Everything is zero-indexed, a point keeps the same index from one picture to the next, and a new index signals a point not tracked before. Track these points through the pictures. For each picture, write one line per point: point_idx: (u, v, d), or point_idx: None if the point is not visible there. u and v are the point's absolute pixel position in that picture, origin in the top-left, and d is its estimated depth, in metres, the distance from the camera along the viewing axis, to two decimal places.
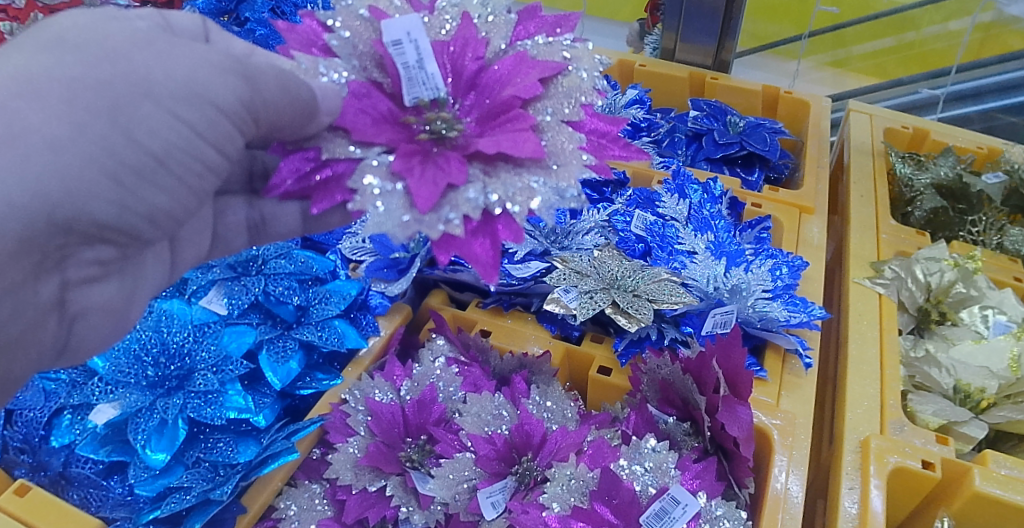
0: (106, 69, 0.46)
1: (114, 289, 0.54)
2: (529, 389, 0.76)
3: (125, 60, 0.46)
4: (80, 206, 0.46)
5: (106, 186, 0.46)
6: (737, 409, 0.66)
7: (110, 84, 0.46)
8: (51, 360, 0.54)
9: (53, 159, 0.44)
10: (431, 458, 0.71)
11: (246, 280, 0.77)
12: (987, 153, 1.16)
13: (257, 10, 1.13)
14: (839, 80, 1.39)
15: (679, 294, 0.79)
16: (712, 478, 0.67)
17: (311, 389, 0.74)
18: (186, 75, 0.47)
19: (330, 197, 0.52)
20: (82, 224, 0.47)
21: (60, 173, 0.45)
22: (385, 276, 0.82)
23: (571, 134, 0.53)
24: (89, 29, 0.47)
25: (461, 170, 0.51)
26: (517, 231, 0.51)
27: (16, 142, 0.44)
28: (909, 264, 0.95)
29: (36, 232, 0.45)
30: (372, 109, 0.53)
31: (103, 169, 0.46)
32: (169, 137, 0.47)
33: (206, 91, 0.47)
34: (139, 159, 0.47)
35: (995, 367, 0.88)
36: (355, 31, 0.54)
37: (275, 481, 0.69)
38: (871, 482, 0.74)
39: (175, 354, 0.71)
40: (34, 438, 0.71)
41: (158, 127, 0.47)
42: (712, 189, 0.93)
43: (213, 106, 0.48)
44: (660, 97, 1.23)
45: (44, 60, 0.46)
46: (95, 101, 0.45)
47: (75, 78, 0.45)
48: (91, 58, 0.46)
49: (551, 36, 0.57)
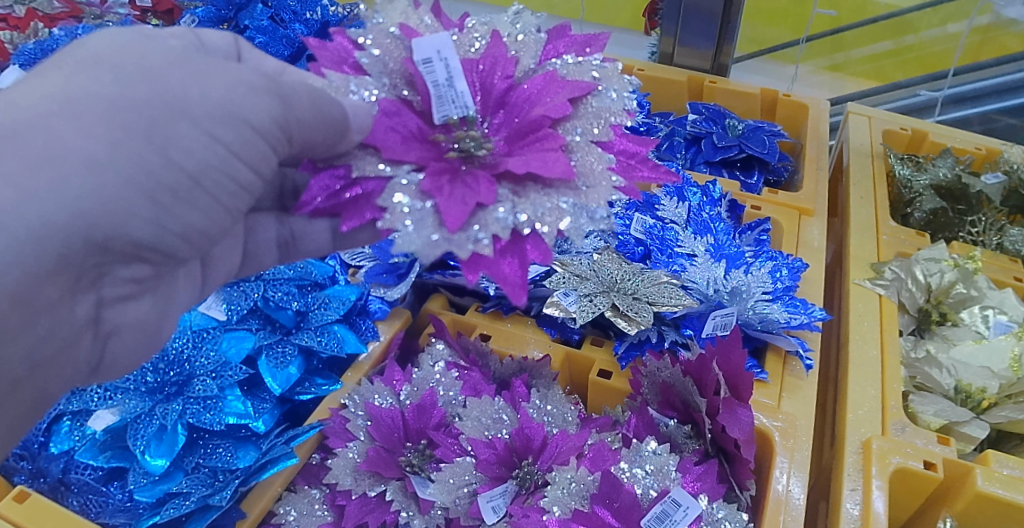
0: (142, 90, 0.47)
1: (147, 307, 0.57)
2: (529, 392, 0.76)
3: (161, 80, 0.48)
4: (119, 225, 0.48)
5: (142, 205, 0.48)
6: (738, 411, 0.66)
7: (147, 105, 0.47)
8: (86, 377, 0.57)
9: (91, 179, 0.46)
10: (431, 463, 0.71)
11: (245, 285, 0.75)
12: (986, 154, 1.16)
13: (256, 18, 1.14)
14: (840, 87, 1.38)
15: (678, 296, 0.79)
16: (713, 480, 0.67)
17: (311, 394, 0.74)
18: (221, 95, 0.48)
19: (359, 215, 0.52)
20: (119, 243, 0.49)
21: (98, 191, 0.46)
22: (384, 281, 0.81)
23: (600, 154, 0.53)
24: (127, 49, 0.49)
25: (489, 190, 0.51)
26: (546, 251, 0.51)
27: (56, 163, 0.45)
28: (909, 265, 0.95)
29: (72, 251, 0.47)
30: (402, 127, 0.53)
31: (142, 189, 0.47)
32: (205, 157, 0.49)
33: (241, 112, 0.49)
34: (175, 179, 0.48)
35: (996, 367, 0.88)
36: (385, 50, 0.54)
37: (275, 486, 0.69)
38: (872, 483, 0.74)
39: (175, 360, 0.72)
40: (34, 444, 0.71)
41: (193, 146, 0.48)
42: (712, 191, 0.94)
43: (247, 124, 0.49)
44: (659, 101, 1.22)
45: (82, 79, 0.47)
46: (133, 121, 0.47)
47: (115, 98, 0.47)
48: (128, 79, 0.47)
49: (580, 56, 0.58)
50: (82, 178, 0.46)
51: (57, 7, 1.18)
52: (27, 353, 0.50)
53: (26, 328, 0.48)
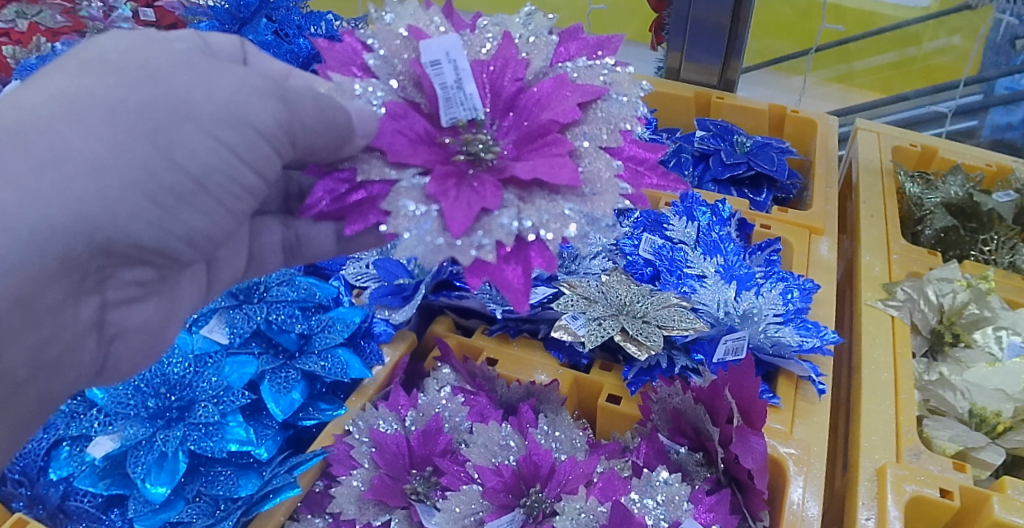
0: (148, 92, 0.46)
1: (151, 310, 0.55)
2: (536, 418, 0.74)
3: (165, 83, 0.46)
4: (122, 228, 0.46)
5: (146, 209, 0.46)
6: (750, 439, 0.65)
7: (151, 107, 0.45)
8: (90, 379, 0.54)
9: (97, 181, 0.44)
10: (437, 490, 0.69)
11: (247, 308, 0.74)
12: (997, 170, 1.14)
13: (259, 32, 1.14)
14: (843, 95, 1.38)
15: (689, 319, 0.77)
16: (725, 511, 0.66)
17: (314, 420, 0.72)
18: (226, 97, 0.47)
19: (363, 218, 0.51)
20: (122, 246, 0.47)
21: (101, 194, 0.45)
22: (388, 303, 0.78)
23: (608, 161, 0.52)
24: (131, 51, 0.47)
25: (495, 195, 0.49)
26: (550, 260, 0.50)
27: (62, 164, 0.44)
28: (922, 284, 0.93)
29: (77, 253, 0.45)
30: (409, 130, 0.52)
31: (144, 191, 0.46)
32: (209, 160, 0.47)
33: (245, 113, 0.47)
34: (180, 182, 0.47)
35: (1011, 389, 0.87)
36: (393, 51, 0.53)
37: (277, 515, 0.67)
38: (888, 512, 0.73)
39: (176, 384, 0.70)
40: (33, 469, 0.69)
41: (198, 150, 0.46)
42: (721, 211, 0.92)
43: (252, 128, 0.47)
44: (664, 118, 1.20)
45: (86, 81, 0.46)
46: (137, 122, 0.45)
47: (118, 100, 0.45)
48: (133, 80, 0.46)
49: (592, 59, 0.57)
50: (85, 183, 0.44)
51: (59, 21, 1.18)
52: (32, 353, 0.48)
53: (29, 330, 0.46)
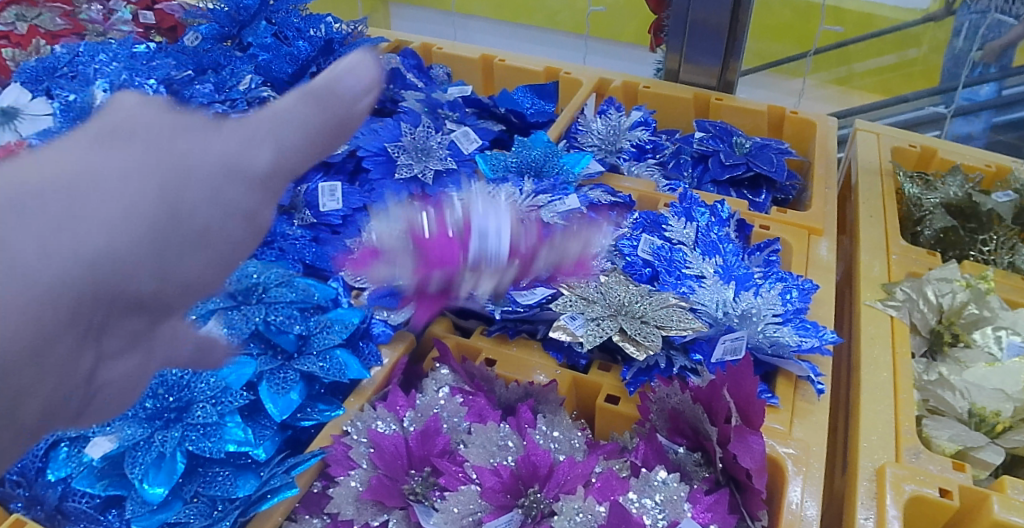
0: (143, 160, 0.33)
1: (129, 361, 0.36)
2: (534, 418, 0.74)
3: (158, 146, 0.34)
4: (119, 291, 0.32)
5: (142, 271, 0.32)
6: (749, 439, 0.65)
7: (150, 170, 0.33)
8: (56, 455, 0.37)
9: (100, 246, 0.30)
10: (435, 490, 0.69)
11: (247, 308, 0.71)
12: (995, 171, 1.14)
13: (260, 35, 1.15)
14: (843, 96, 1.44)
15: (687, 320, 0.77)
16: (723, 510, 0.66)
17: (312, 420, 0.72)
18: (229, 148, 0.36)
19: None
20: (114, 315, 0.32)
21: (107, 258, 0.31)
22: (388, 304, 0.79)
23: None
24: (106, 123, 0.34)
25: None
26: None
27: (58, 237, 0.29)
28: (921, 285, 0.94)
29: (53, 336, 0.30)
30: None
31: (153, 253, 0.32)
32: (218, 210, 0.34)
33: (285, 110, 0.38)
34: (175, 234, 0.33)
35: (1011, 389, 0.86)
36: None
37: (275, 516, 0.67)
38: (887, 512, 0.72)
39: (175, 386, 0.66)
40: (30, 471, 0.67)
41: (207, 204, 0.34)
42: (720, 212, 0.91)
43: (256, 173, 0.36)
44: (664, 119, 1.20)
45: (63, 155, 0.31)
46: (139, 188, 0.32)
47: (112, 168, 0.32)
48: (123, 147, 0.33)
49: None
50: (95, 226, 0.30)
51: (59, 24, 1.18)
52: None
53: None
